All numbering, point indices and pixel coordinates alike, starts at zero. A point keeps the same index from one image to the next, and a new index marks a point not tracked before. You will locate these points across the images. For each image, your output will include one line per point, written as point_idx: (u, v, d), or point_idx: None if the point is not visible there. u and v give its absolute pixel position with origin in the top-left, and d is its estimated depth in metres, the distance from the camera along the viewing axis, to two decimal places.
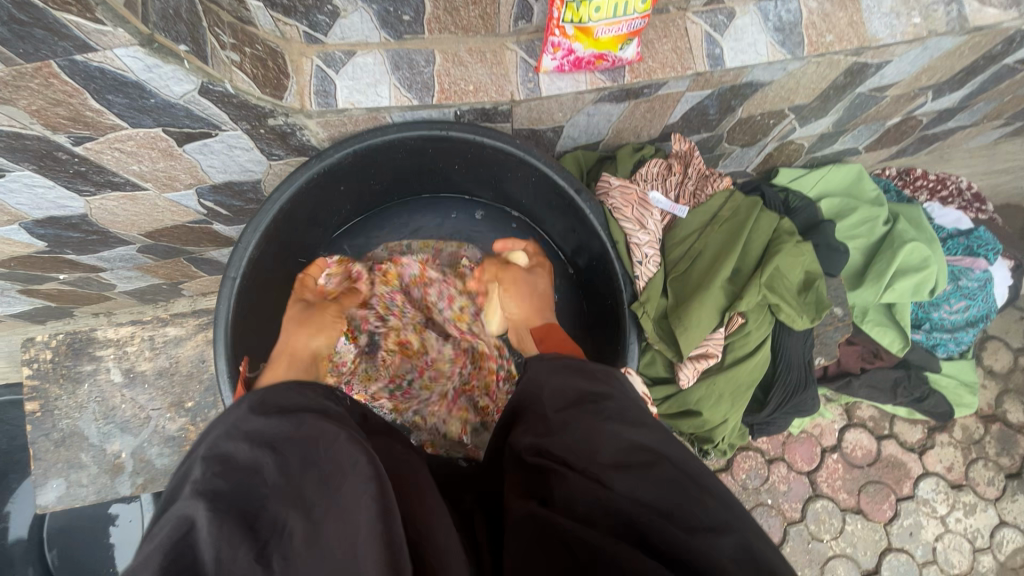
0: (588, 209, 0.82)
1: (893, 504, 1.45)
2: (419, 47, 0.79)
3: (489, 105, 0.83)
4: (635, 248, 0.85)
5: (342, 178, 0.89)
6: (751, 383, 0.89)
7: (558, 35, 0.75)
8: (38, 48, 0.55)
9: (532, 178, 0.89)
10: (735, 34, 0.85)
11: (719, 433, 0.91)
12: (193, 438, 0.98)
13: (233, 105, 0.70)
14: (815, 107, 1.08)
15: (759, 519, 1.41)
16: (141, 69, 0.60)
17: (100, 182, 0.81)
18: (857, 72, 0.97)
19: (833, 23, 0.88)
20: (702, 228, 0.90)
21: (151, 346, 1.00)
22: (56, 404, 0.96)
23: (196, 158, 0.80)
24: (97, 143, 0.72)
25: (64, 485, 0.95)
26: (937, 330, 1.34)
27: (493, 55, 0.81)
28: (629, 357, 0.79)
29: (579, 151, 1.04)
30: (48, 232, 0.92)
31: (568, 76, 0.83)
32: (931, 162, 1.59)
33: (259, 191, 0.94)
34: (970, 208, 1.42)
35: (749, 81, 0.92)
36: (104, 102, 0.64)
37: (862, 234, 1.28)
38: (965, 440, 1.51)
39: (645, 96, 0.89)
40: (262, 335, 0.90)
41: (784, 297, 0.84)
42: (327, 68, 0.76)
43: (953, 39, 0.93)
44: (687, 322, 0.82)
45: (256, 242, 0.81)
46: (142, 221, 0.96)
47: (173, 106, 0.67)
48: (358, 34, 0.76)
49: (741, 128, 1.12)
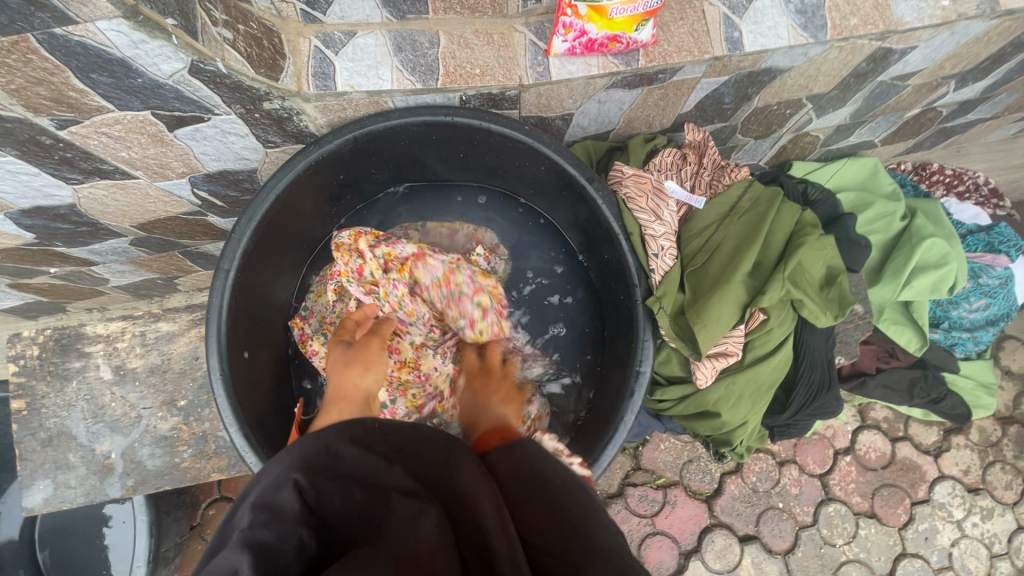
0: (599, 199, 0.78)
1: (908, 508, 1.41)
2: (422, 29, 0.75)
3: (497, 90, 0.79)
4: (650, 240, 0.81)
5: (341, 166, 0.84)
6: (772, 384, 0.84)
7: (570, 15, 0.71)
8: (14, 20, 0.51)
9: (541, 167, 0.84)
10: (754, 16, 0.81)
11: (737, 435, 0.88)
12: (186, 438, 0.94)
13: (226, 87, 0.66)
14: (834, 96, 1.04)
15: (770, 523, 1.37)
16: (126, 45, 0.56)
17: (87, 170, 0.77)
18: (880, 58, 0.93)
19: (857, 5, 0.83)
20: (720, 220, 0.85)
21: (143, 342, 0.96)
22: (44, 402, 0.92)
23: (188, 144, 0.76)
24: (82, 127, 0.68)
25: (52, 487, 0.91)
26: (956, 329, 1.29)
27: (501, 37, 0.77)
28: (644, 355, 0.75)
29: (588, 141, 1.00)
30: (36, 223, 0.88)
31: (580, 60, 0.79)
32: (948, 156, 1.55)
33: (255, 180, 0.90)
34: (988, 203, 1.38)
35: (768, 66, 0.88)
36: (88, 82, 0.60)
37: (879, 230, 1.24)
38: (982, 443, 1.47)
39: (659, 82, 0.85)
40: (258, 330, 0.86)
41: (807, 292, 0.80)
42: (325, 49, 0.72)
43: (982, 24, 0.89)
44: (706, 318, 0.78)
45: (251, 233, 0.77)
46: (134, 212, 0.92)
47: (161, 87, 0.64)
48: (358, 13, 0.73)
49: (756, 119, 1.08)
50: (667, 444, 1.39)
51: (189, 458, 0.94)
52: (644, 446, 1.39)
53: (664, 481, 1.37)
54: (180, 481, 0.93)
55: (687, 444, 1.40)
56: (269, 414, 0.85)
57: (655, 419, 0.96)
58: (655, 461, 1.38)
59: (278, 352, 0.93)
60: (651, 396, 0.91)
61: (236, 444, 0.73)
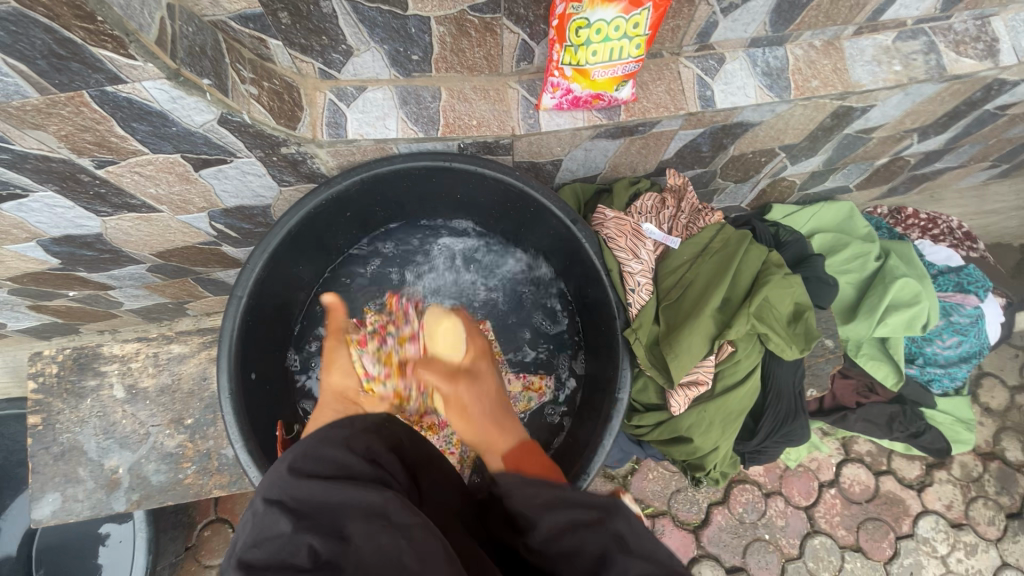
0: (583, 238, 0.85)
1: (893, 542, 1.43)
2: (426, 84, 0.84)
3: (492, 139, 0.87)
4: (628, 276, 0.89)
5: (349, 204, 0.92)
6: (741, 411, 0.90)
7: (558, 76, 0.80)
8: (73, 80, 0.59)
9: (531, 208, 0.92)
10: (725, 78, 0.90)
11: (710, 460, 0.92)
12: (190, 456, 0.99)
13: (249, 135, 0.74)
14: (805, 146, 1.13)
15: (757, 554, 1.39)
16: (166, 100, 0.65)
17: (118, 204, 0.85)
18: (842, 115, 1.02)
19: (818, 69, 0.93)
20: (694, 258, 0.93)
21: (155, 363, 1.02)
22: (58, 417, 0.97)
23: (211, 182, 0.84)
24: (118, 166, 0.76)
25: (60, 500, 0.95)
26: (930, 364, 1.35)
27: (496, 93, 0.86)
28: (622, 384, 0.80)
29: (577, 183, 1.08)
30: (64, 250, 0.95)
31: (567, 114, 0.87)
32: (922, 201, 1.63)
33: (268, 215, 0.98)
34: (961, 246, 1.45)
35: (740, 121, 0.96)
36: (129, 129, 0.69)
37: (854, 270, 1.32)
38: (964, 478, 1.50)
39: (640, 133, 0.94)
40: (265, 351, 0.92)
41: (772, 327, 0.86)
42: (339, 101, 0.81)
43: (934, 86, 0.98)
44: (679, 349, 0.84)
45: (263, 264, 0.84)
46: (155, 241, 0.99)
47: (193, 134, 0.72)
48: (369, 71, 0.81)
49: (734, 165, 1.16)
50: (655, 474, 1.43)
51: (192, 475, 0.98)
52: (633, 474, 1.43)
53: (652, 511, 1.40)
54: (182, 497, 0.98)
55: (675, 474, 1.43)
56: (271, 432, 0.90)
57: (636, 445, 1.02)
58: (644, 491, 1.41)
59: (279, 376, 0.98)
60: (629, 421, 0.96)
61: (241, 459, 0.78)
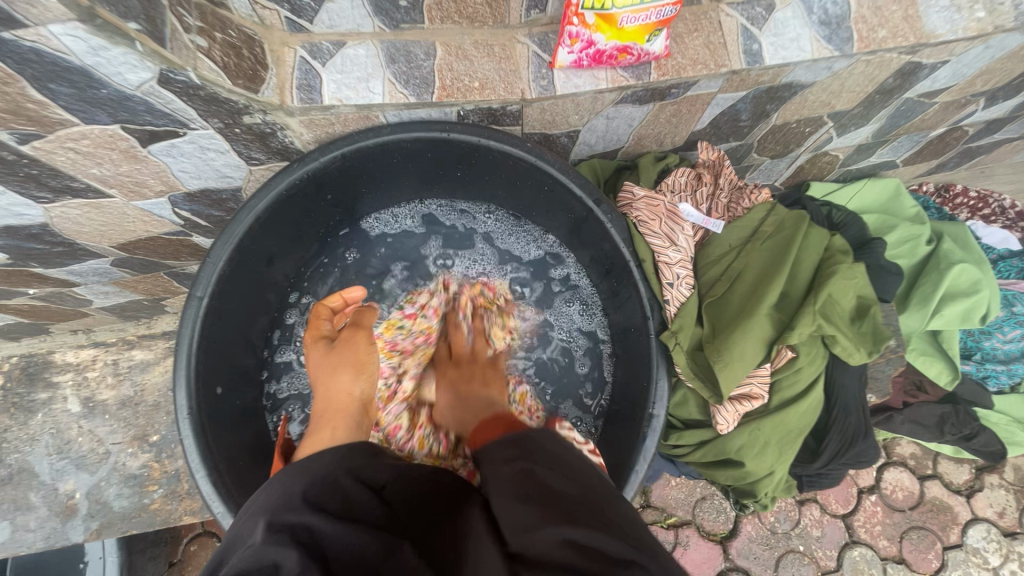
0: (608, 222, 0.72)
1: (940, 554, 1.31)
2: (418, 38, 0.70)
3: (497, 105, 0.73)
4: (665, 267, 0.75)
5: (330, 183, 0.79)
6: (801, 430, 0.78)
7: (577, 24, 0.65)
8: None
9: (544, 187, 0.78)
10: (775, 28, 0.76)
11: (762, 486, 0.81)
12: (158, 478, 0.88)
13: (200, 99, 0.60)
14: (856, 114, 0.98)
15: (790, 567, 1.27)
16: (85, 52, 0.51)
17: (58, 188, 0.71)
18: (908, 74, 0.87)
19: (886, 16, 0.78)
20: (740, 246, 0.79)
21: (114, 372, 0.92)
22: (5, 435, 0.86)
23: (165, 161, 0.70)
24: (46, 141, 0.62)
25: (8, 530, 0.84)
26: (989, 360, 1.22)
27: (502, 49, 0.72)
28: (658, 396, 0.68)
29: (595, 159, 0.94)
30: (6, 243, 0.81)
31: (587, 73, 0.73)
32: (972, 177, 1.46)
33: (240, 200, 0.85)
34: (1017, 226, 1.29)
35: (789, 81, 0.82)
36: (47, 92, 0.55)
37: (904, 255, 1.17)
38: (1018, 483, 1.37)
39: (672, 97, 0.79)
40: (233, 356, 0.79)
41: (840, 327, 0.73)
42: (312, 60, 0.67)
43: (1019, 37, 0.83)
44: (728, 355, 0.71)
45: (228, 256, 0.71)
46: (113, 231, 0.86)
47: (129, 98, 0.58)
48: (348, 22, 0.67)
49: (773, 137, 1.02)
50: (678, 481, 1.30)
51: (159, 499, 0.87)
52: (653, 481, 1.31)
53: (676, 520, 1.28)
54: (149, 525, 0.86)
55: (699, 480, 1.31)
56: (243, 452, 0.77)
57: (668, 463, 0.91)
58: (666, 499, 1.29)
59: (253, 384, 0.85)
60: (665, 441, 0.84)
61: (204, 493, 0.66)
